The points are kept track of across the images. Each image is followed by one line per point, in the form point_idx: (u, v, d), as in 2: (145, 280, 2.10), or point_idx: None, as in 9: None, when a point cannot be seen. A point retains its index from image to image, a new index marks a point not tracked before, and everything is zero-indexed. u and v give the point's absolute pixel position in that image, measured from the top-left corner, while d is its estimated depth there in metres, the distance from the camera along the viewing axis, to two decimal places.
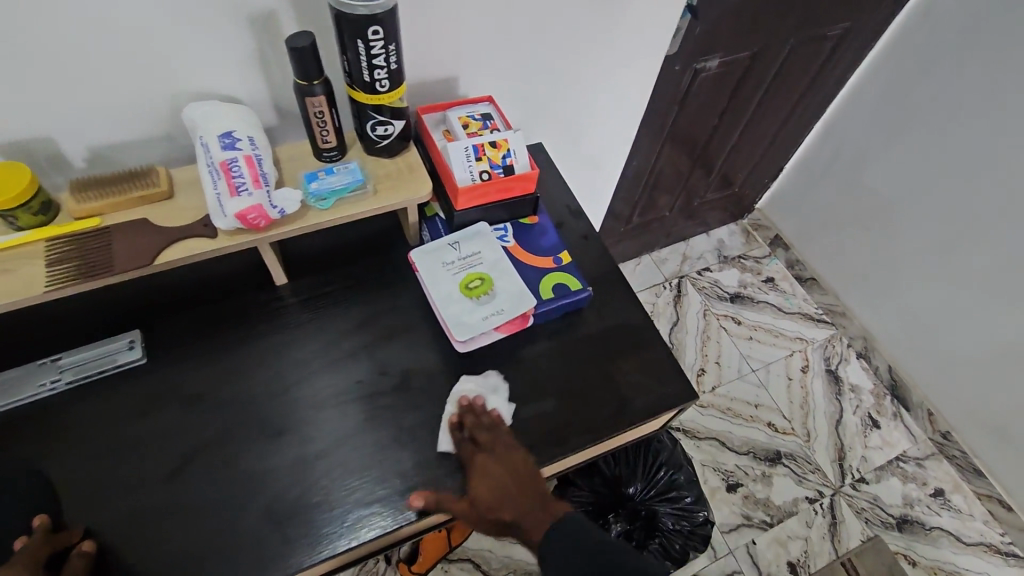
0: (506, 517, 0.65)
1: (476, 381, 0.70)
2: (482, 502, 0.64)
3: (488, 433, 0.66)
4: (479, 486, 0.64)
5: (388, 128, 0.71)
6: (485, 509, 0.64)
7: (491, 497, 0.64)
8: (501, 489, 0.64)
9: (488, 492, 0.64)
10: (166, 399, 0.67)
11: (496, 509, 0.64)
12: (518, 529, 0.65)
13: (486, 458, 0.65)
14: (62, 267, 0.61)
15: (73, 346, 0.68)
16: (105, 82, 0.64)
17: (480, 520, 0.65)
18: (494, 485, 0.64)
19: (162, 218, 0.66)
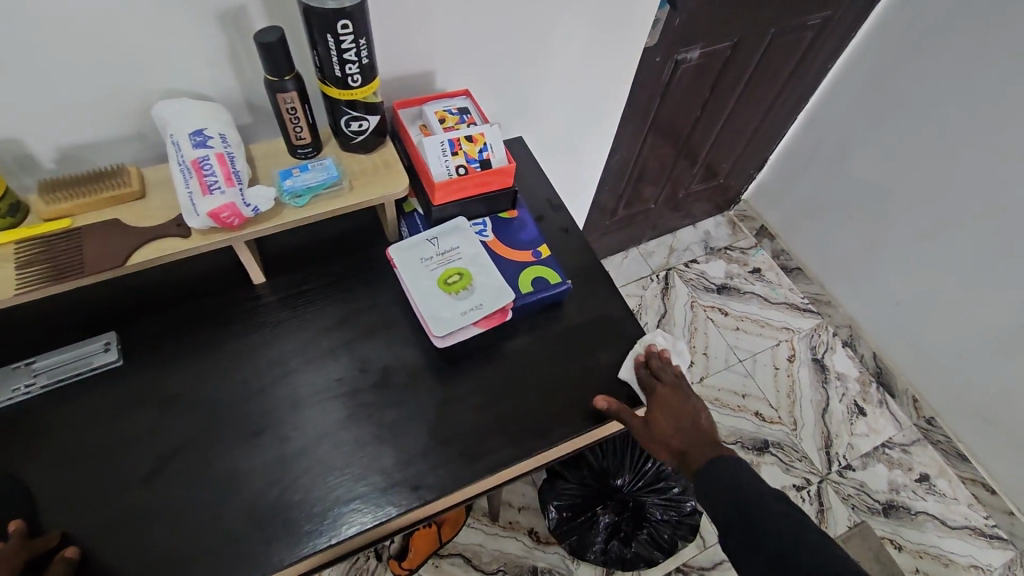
0: (671, 442, 0.70)
1: (666, 336, 0.76)
2: (656, 426, 0.70)
3: (669, 376, 0.72)
4: (661, 415, 0.70)
5: (362, 123, 0.71)
6: (653, 432, 0.70)
7: (667, 422, 0.70)
8: (677, 419, 0.71)
9: (666, 416, 0.70)
10: (143, 401, 0.66)
11: (667, 436, 0.70)
12: (688, 457, 0.70)
13: (669, 391, 0.71)
14: (32, 269, 0.60)
15: (47, 349, 0.67)
16: (71, 81, 0.63)
17: (651, 442, 0.71)
18: (669, 411, 0.71)
19: (134, 218, 0.65)
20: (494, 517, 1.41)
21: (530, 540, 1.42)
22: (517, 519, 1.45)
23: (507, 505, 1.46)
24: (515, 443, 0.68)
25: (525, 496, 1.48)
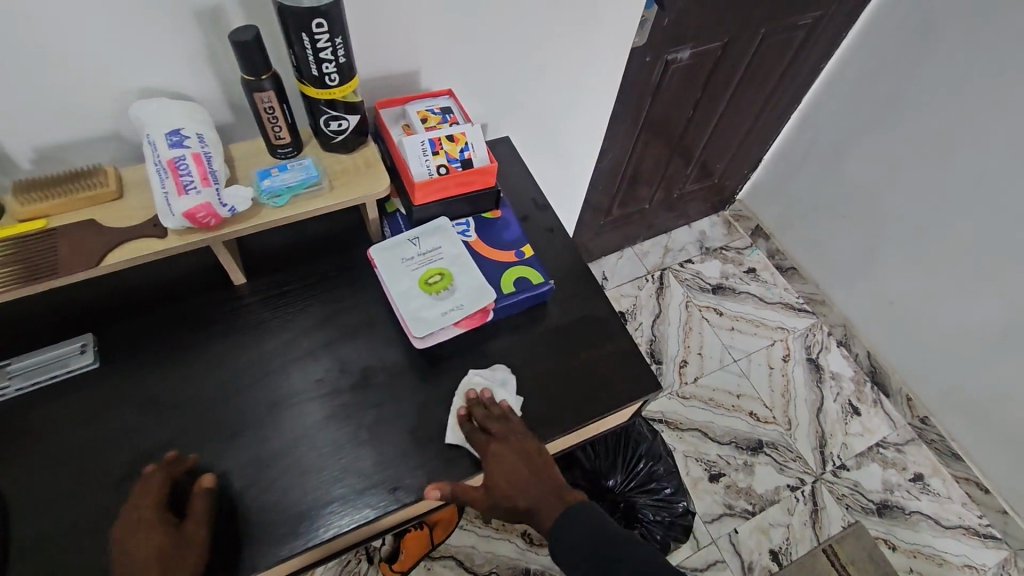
0: (519, 501, 0.64)
1: (483, 375, 0.70)
2: (497, 487, 0.64)
3: (495, 425, 0.66)
4: (497, 476, 0.64)
5: (342, 123, 0.70)
6: (499, 492, 0.64)
7: (504, 481, 0.64)
8: (514, 478, 0.64)
9: (504, 477, 0.64)
10: (120, 403, 0.65)
11: (513, 496, 0.64)
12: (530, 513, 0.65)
13: (500, 447, 0.65)
14: (6, 270, 0.60)
15: (22, 352, 0.67)
16: (46, 81, 0.62)
17: (501, 500, 0.65)
18: (506, 471, 0.64)
19: (110, 219, 0.64)
20: (486, 518, 1.41)
21: (523, 541, 1.42)
22: (510, 520, 1.44)
23: None
24: None
25: None
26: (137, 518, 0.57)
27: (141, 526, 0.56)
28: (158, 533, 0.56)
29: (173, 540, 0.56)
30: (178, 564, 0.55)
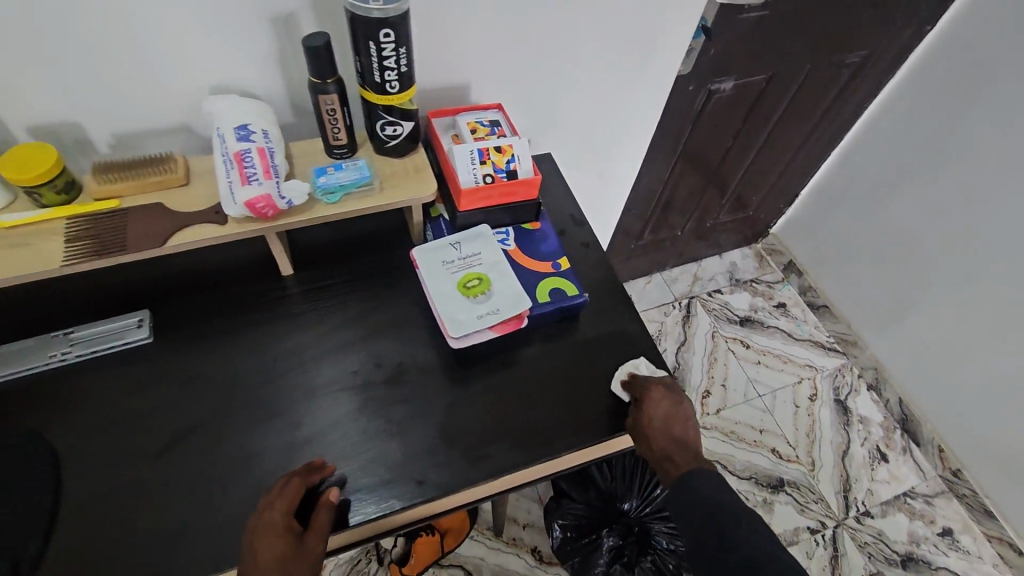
0: (657, 443, 0.70)
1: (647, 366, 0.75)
2: (654, 428, 0.70)
3: (660, 379, 0.73)
4: (656, 418, 0.70)
5: (397, 128, 0.74)
6: (650, 430, 0.70)
7: (661, 426, 0.70)
8: (667, 426, 0.71)
9: (661, 418, 0.70)
10: (167, 378, 0.69)
11: (656, 437, 0.70)
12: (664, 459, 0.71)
13: (663, 399, 0.71)
14: (79, 243, 0.64)
15: (85, 321, 0.71)
16: (132, 73, 0.68)
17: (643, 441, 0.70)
18: (664, 417, 0.71)
19: (176, 203, 0.68)
20: (497, 531, 1.40)
21: (532, 558, 1.41)
22: (521, 536, 1.44)
23: (511, 520, 1.45)
24: (520, 448, 0.69)
25: (530, 512, 1.47)
26: (274, 526, 0.58)
27: (284, 535, 0.58)
28: (283, 542, 0.57)
29: (292, 549, 0.58)
30: (297, 570, 0.57)
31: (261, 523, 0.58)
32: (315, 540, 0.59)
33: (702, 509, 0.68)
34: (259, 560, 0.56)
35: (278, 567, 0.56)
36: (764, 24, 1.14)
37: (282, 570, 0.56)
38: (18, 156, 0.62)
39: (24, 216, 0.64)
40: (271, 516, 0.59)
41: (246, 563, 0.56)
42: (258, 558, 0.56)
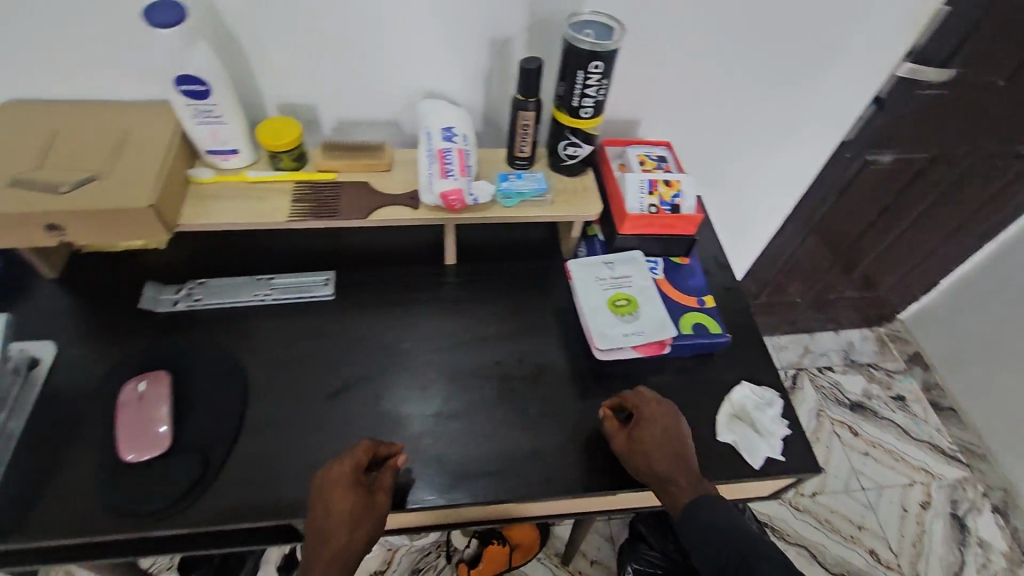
0: (654, 465, 0.66)
1: (752, 392, 0.75)
2: (646, 452, 0.67)
3: (642, 397, 0.71)
4: (646, 438, 0.68)
5: (577, 150, 0.80)
6: (641, 451, 0.67)
7: (655, 448, 0.67)
8: (662, 449, 0.67)
9: (653, 438, 0.67)
10: (338, 332, 0.76)
11: (653, 458, 0.67)
12: (670, 487, 0.66)
13: (654, 423, 0.69)
14: (302, 205, 0.75)
15: (282, 271, 0.81)
16: (368, 70, 0.79)
17: (640, 464, 0.67)
18: (658, 439, 0.68)
19: (381, 185, 0.78)
20: (565, 560, 1.40)
21: None
22: (587, 572, 1.42)
23: (580, 554, 1.44)
24: None
25: (600, 550, 1.45)
26: (340, 484, 0.61)
27: (349, 492, 0.60)
28: (348, 499, 0.60)
29: (363, 504, 0.61)
30: (365, 525, 0.61)
31: (324, 481, 0.62)
32: (381, 499, 0.62)
33: (721, 541, 0.63)
34: (332, 511, 0.60)
35: (345, 520, 0.60)
36: (942, 102, 1.11)
37: (349, 522, 0.60)
38: (272, 126, 0.76)
39: (265, 175, 0.77)
40: (340, 471, 0.62)
41: (317, 515, 0.60)
42: (326, 510, 0.60)
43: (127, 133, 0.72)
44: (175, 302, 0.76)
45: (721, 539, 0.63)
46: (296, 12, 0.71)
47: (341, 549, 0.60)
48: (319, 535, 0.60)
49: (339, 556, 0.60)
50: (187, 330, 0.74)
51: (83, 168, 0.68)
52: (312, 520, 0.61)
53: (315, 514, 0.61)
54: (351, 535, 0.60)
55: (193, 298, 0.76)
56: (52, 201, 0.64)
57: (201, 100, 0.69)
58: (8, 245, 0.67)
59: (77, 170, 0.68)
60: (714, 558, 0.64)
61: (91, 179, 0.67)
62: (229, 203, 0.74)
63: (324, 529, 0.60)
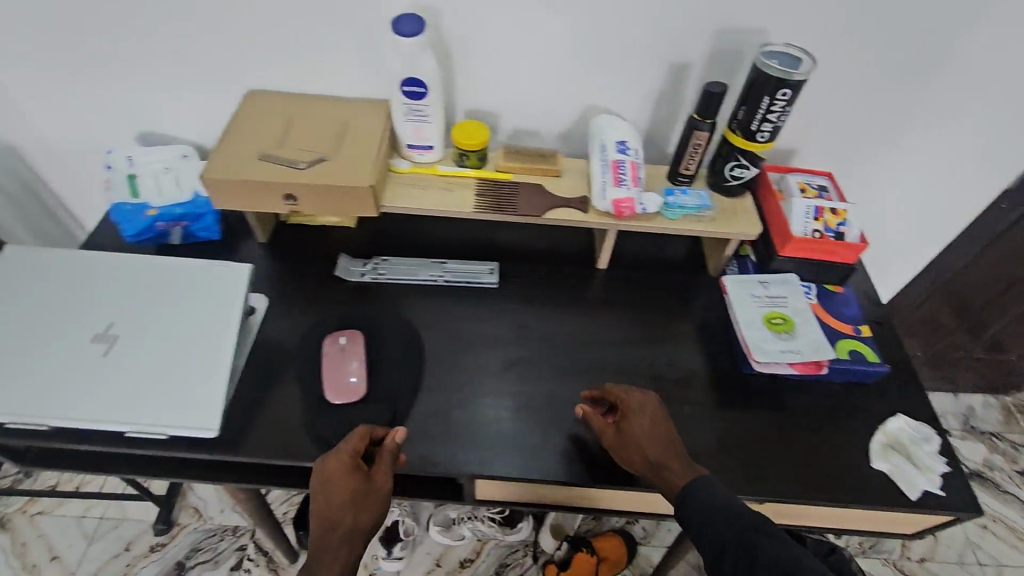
0: (648, 453, 0.68)
1: (906, 425, 0.75)
2: (634, 443, 0.69)
3: (626, 389, 0.73)
4: (632, 429, 0.69)
5: (744, 172, 0.83)
6: (632, 441, 0.69)
7: (643, 438, 0.69)
8: (652, 439, 0.68)
9: (640, 429, 0.69)
10: (501, 318, 0.85)
11: (645, 448, 0.68)
12: (664, 476, 0.66)
13: (638, 415, 0.70)
14: (485, 199, 0.83)
15: (453, 257, 0.90)
16: (552, 86, 0.87)
17: (631, 454, 0.69)
18: (645, 430, 0.69)
19: (553, 188, 0.86)
20: None
21: None
22: None
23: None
24: (788, 483, 0.72)
25: None
26: (340, 466, 0.64)
27: (350, 474, 0.64)
28: (349, 480, 0.64)
29: (364, 488, 0.64)
30: (367, 507, 0.63)
31: (324, 468, 0.65)
32: (380, 478, 0.65)
33: (726, 519, 0.62)
34: (334, 496, 0.63)
35: (347, 500, 0.63)
36: None
37: (356, 502, 0.63)
38: (465, 128, 0.84)
39: (453, 170, 0.86)
40: (341, 456, 0.65)
41: (319, 501, 0.63)
42: (330, 496, 0.63)
43: (347, 123, 0.83)
44: (363, 272, 0.87)
45: (724, 520, 0.62)
46: (502, 30, 0.80)
47: (349, 530, 0.62)
48: (326, 519, 0.62)
49: (347, 539, 0.62)
50: (374, 300, 0.84)
51: (315, 149, 0.79)
52: (317, 508, 0.63)
53: (319, 501, 0.63)
54: (355, 518, 0.62)
55: (378, 272, 0.87)
56: (292, 174, 0.76)
57: (417, 100, 0.79)
58: (247, 209, 0.79)
59: (310, 151, 0.79)
60: (715, 537, 0.61)
61: (322, 159, 0.78)
62: (423, 192, 0.83)
63: (330, 513, 0.62)
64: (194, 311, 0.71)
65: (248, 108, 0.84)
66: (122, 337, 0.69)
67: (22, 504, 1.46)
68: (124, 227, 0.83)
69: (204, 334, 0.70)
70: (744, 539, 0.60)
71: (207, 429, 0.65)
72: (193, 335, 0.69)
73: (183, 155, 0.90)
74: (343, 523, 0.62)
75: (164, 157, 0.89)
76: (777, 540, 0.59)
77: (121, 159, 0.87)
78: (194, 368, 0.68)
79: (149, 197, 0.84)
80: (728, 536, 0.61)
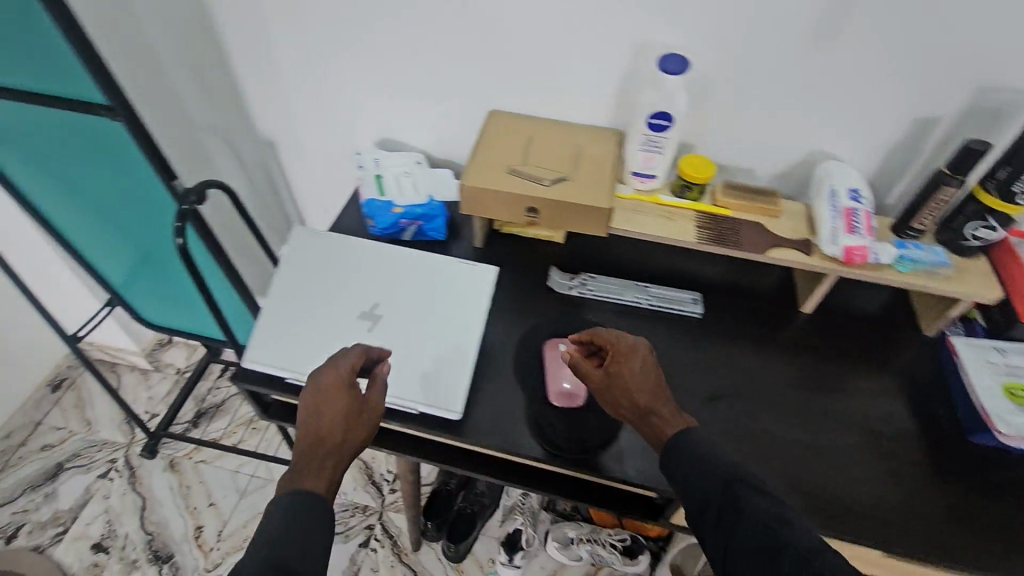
0: (638, 400, 0.69)
1: None
2: (627, 389, 0.70)
3: (617, 333, 0.73)
4: (623, 375, 0.70)
5: (988, 233, 0.80)
6: (622, 388, 0.70)
7: (635, 384, 0.69)
8: (643, 387, 0.69)
9: (631, 376, 0.69)
10: (705, 349, 0.86)
11: (634, 393, 0.69)
12: (653, 421, 0.68)
13: (627, 361, 0.71)
14: (707, 232, 0.85)
15: (658, 282, 0.93)
16: (782, 129, 0.88)
17: (621, 400, 0.70)
18: (639, 378, 0.70)
19: (774, 228, 0.86)
20: None
21: None
22: None
23: None
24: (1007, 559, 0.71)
25: None
26: (335, 385, 0.68)
27: (341, 391, 0.67)
28: (341, 397, 0.67)
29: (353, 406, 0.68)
30: (356, 423, 0.68)
31: (319, 387, 0.68)
32: (371, 398, 0.69)
33: (713, 473, 0.60)
34: (326, 414, 0.67)
35: (339, 417, 0.66)
36: None
37: (337, 413, 0.67)
38: (692, 161, 0.87)
39: (673, 200, 0.89)
40: (331, 379, 0.69)
41: (312, 420, 0.66)
42: (320, 412, 0.66)
43: (581, 148, 0.89)
44: (573, 288, 0.91)
45: (711, 474, 0.60)
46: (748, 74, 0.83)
47: (337, 445, 0.65)
48: (316, 434, 0.65)
49: (335, 453, 0.65)
50: (585, 314, 0.88)
51: (555, 169, 0.85)
52: (308, 425, 0.66)
53: (310, 419, 0.66)
54: (344, 434, 0.66)
55: (587, 288, 0.91)
56: (538, 190, 0.82)
57: (658, 133, 0.83)
58: (488, 217, 0.86)
59: (551, 170, 0.85)
60: (698, 492, 0.60)
61: (563, 179, 0.84)
62: (646, 218, 0.87)
63: (321, 430, 0.66)
64: (442, 305, 0.83)
65: (493, 126, 0.92)
66: (383, 317, 0.81)
67: (188, 451, 1.60)
68: (376, 222, 0.94)
69: (451, 326, 0.81)
70: (726, 495, 0.58)
71: (452, 410, 0.75)
72: (443, 325, 0.81)
73: (417, 163, 1.01)
74: (333, 439, 0.65)
75: (403, 163, 1.00)
76: (770, 501, 0.56)
77: (368, 160, 1.00)
78: (442, 354, 0.79)
79: (393, 197, 0.94)
80: (715, 491, 0.59)
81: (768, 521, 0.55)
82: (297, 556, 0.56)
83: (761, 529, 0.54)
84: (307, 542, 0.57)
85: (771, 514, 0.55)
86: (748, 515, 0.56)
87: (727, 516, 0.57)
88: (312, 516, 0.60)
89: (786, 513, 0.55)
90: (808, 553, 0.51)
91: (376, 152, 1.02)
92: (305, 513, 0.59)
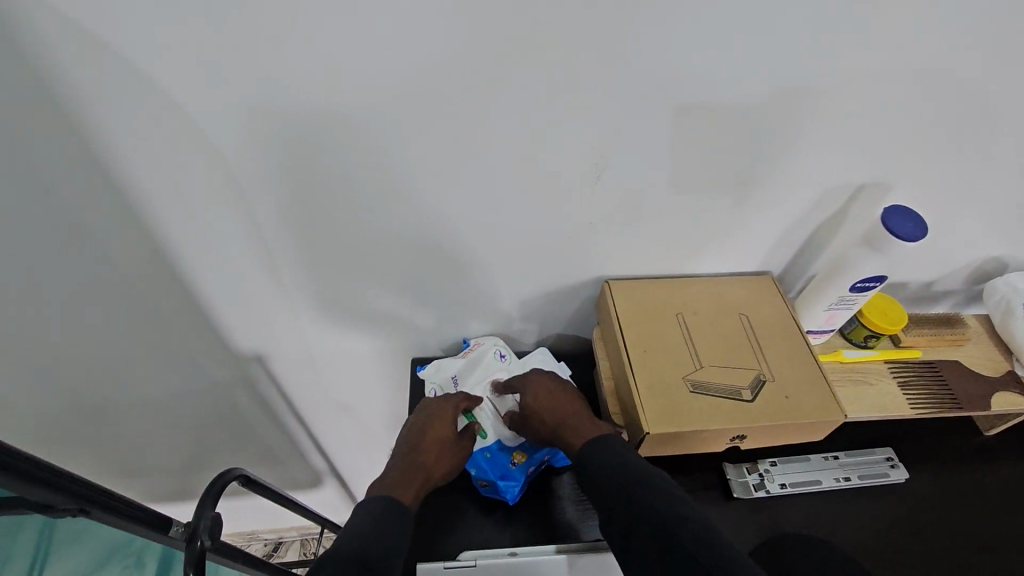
0: (548, 419, 0.68)
1: None
2: (538, 411, 0.69)
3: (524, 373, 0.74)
4: (530, 401, 0.70)
5: None
6: (531, 413, 0.69)
7: (545, 407, 0.69)
8: (551, 404, 0.69)
9: (533, 399, 0.70)
10: (935, 526, 0.70)
11: (544, 415, 0.68)
12: (566, 436, 0.65)
13: (532, 386, 0.72)
14: (917, 391, 0.69)
15: (841, 447, 0.76)
16: (953, 240, 0.72)
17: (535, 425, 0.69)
18: (543, 398, 0.70)
19: (973, 363, 0.72)
20: None
21: None
22: None
23: None
24: None
25: None
26: (442, 411, 0.69)
27: (447, 419, 0.68)
28: (447, 426, 0.68)
29: (451, 440, 0.68)
30: (449, 455, 0.67)
31: (429, 410, 0.70)
32: (465, 442, 0.69)
33: (615, 469, 0.58)
34: (429, 433, 0.67)
35: (436, 442, 0.67)
36: None
37: (441, 435, 0.68)
38: (877, 307, 0.71)
39: (860, 355, 0.72)
40: (444, 404, 0.70)
41: (416, 434, 0.67)
42: (425, 430, 0.67)
43: (747, 316, 0.70)
44: (757, 487, 0.71)
45: (622, 461, 0.59)
46: (934, 190, 0.65)
47: (426, 467, 0.65)
48: (415, 443, 0.66)
49: (424, 473, 0.65)
50: (796, 525, 0.69)
51: (741, 365, 0.65)
52: (410, 435, 0.67)
53: (416, 431, 0.68)
54: (434, 460, 0.66)
55: (778, 483, 0.72)
56: (747, 410, 0.62)
57: (858, 293, 0.65)
58: (676, 450, 0.65)
59: (738, 369, 0.65)
60: (601, 482, 0.58)
61: (761, 380, 0.64)
62: (844, 390, 0.69)
63: (419, 445, 0.66)
64: None
65: (627, 314, 0.70)
66: None
67: None
68: (493, 485, 0.69)
69: None
70: (625, 483, 0.56)
71: None
72: None
73: (501, 356, 0.78)
74: (424, 459, 0.66)
75: (484, 368, 0.76)
76: (671, 496, 0.55)
77: (442, 383, 0.76)
78: None
79: (501, 436, 0.72)
80: (621, 473, 0.57)
81: (663, 511, 0.53)
82: (384, 550, 0.52)
83: (656, 529, 0.52)
84: (389, 542, 0.53)
85: (668, 505, 0.54)
86: (638, 512, 0.54)
87: (624, 498, 0.55)
88: (392, 520, 0.57)
89: (685, 508, 0.53)
90: (692, 549, 0.50)
91: (443, 364, 0.77)
92: (385, 517, 0.56)
